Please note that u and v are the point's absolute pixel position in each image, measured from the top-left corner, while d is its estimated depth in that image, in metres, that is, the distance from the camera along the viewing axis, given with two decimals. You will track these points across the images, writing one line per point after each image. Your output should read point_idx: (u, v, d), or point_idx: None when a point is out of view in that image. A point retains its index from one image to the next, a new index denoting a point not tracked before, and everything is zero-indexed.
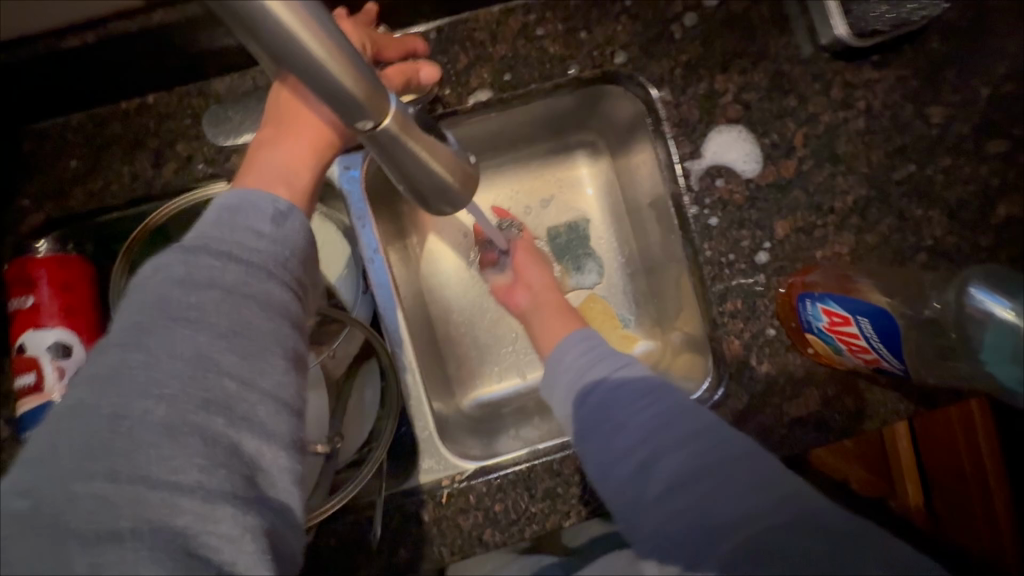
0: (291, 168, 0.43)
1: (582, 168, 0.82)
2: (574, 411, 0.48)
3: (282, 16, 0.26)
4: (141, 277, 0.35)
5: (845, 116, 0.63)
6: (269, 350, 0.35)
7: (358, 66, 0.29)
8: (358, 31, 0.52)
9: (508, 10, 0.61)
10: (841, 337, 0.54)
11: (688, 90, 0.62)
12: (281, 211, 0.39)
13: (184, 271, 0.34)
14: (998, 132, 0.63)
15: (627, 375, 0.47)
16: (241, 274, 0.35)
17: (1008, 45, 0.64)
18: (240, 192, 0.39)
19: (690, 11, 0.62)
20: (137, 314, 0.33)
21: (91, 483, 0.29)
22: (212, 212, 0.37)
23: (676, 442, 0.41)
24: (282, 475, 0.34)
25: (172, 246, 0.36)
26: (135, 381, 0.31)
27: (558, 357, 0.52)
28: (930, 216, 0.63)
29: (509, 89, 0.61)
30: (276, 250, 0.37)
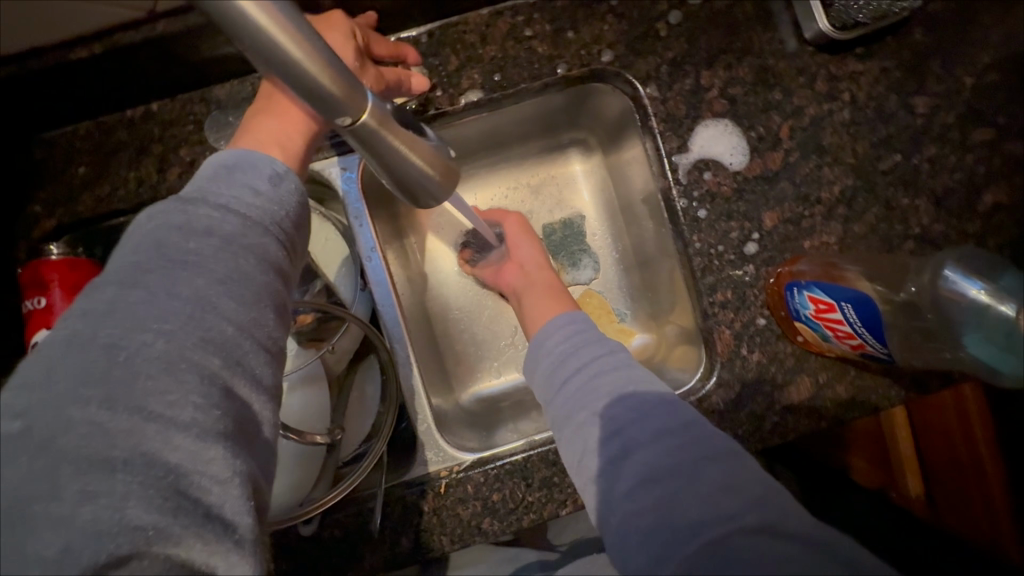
0: (286, 131, 0.46)
1: (575, 166, 0.84)
2: (555, 398, 0.48)
3: (257, 19, 0.28)
4: (139, 223, 0.36)
5: (829, 108, 0.64)
6: (265, 301, 0.37)
7: (333, 65, 0.31)
8: (351, 23, 0.55)
9: (497, 12, 0.63)
10: (828, 325, 0.55)
11: (674, 86, 0.64)
12: (278, 173, 0.41)
13: (183, 220, 0.36)
14: (983, 120, 0.64)
15: (608, 368, 0.47)
16: (239, 226, 0.37)
17: (991, 34, 0.65)
18: (238, 152, 0.41)
19: (675, 9, 0.64)
20: (136, 255, 0.35)
21: (87, 409, 0.30)
22: (211, 168, 0.39)
23: (648, 436, 0.41)
24: (268, 425, 0.37)
25: (170, 197, 0.37)
26: (134, 315, 0.33)
27: (543, 342, 0.53)
28: (917, 205, 0.64)
29: (499, 89, 0.63)
30: (272, 208, 0.39)
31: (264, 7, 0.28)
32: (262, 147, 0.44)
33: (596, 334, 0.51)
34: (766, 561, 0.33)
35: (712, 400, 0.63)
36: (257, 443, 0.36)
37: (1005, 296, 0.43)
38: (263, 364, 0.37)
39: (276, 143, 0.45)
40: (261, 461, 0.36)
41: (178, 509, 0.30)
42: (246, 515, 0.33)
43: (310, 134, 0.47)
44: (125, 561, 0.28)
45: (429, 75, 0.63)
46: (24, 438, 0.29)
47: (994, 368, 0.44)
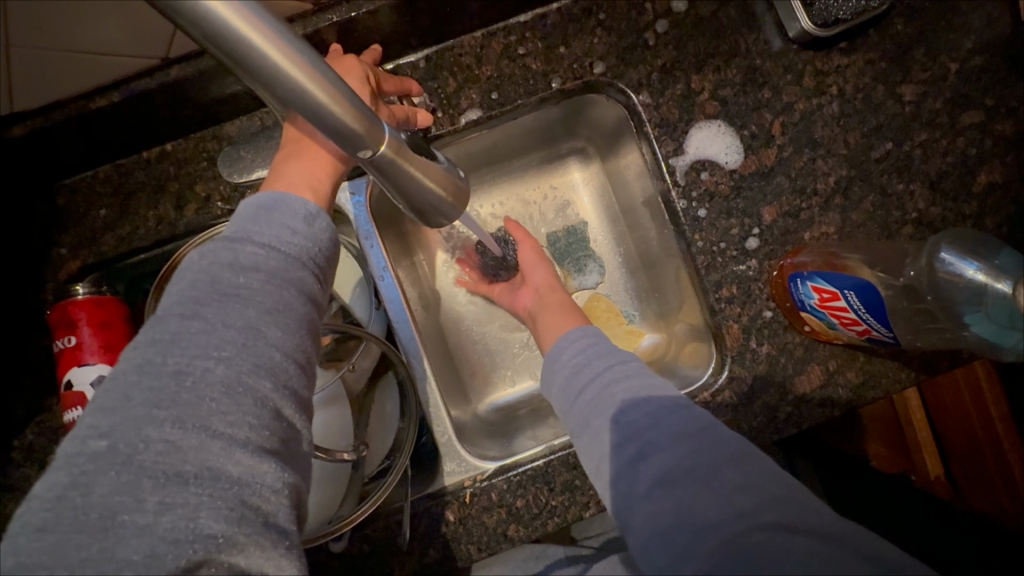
0: (314, 174, 0.48)
1: (575, 174, 0.86)
2: (571, 407, 0.50)
3: (297, 78, 0.30)
4: (190, 261, 0.39)
5: (818, 103, 0.66)
6: (304, 329, 0.39)
7: (353, 104, 0.34)
8: (361, 65, 0.57)
9: (490, 33, 0.65)
10: (835, 314, 0.56)
11: (666, 92, 0.66)
12: (311, 213, 0.43)
13: (232, 257, 0.38)
14: (972, 104, 0.66)
15: (622, 376, 0.48)
16: (281, 262, 0.39)
17: (971, 20, 0.66)
18: (274, 193, 0.43)
19: (661, 17, 0.66)
20: (191, 290, 0.37)
21: (161, 428, 0.32)
22: (252, 208, 0.41)
23: (664, 440, 0.42)
24: (307, 439, 0.38)
25: (216, 237, 0.40)
26: (196, 343, 0.35)
27: (557, 354, 0.55)
28: (912, 189, 0.65)
29: (497, 106, 0.65)
30: (308, 245, 0.41)
31: (300, 65, 0.30)
32: (294, 189, 0.46)
33: (610, 345, 0.53)
34: (783, 556, 0.34)
35: (725, 394, 0.65)
36: (300, 456, 0.37)
37: (1001, 272, 0.44)
38: (304, 381, 0.38)
39: (307, 186, 0.47)
40: (303, 472, 0.38)
41: (241, 519, 0.32)
42: (293, 522, 0.35)
43: (335, 176, 0.49)
44: (197, 568, 0.30)
45: (430, 97, 0.65)
46: (105, 457, 0.31)
47: (999, 343, 0.45)
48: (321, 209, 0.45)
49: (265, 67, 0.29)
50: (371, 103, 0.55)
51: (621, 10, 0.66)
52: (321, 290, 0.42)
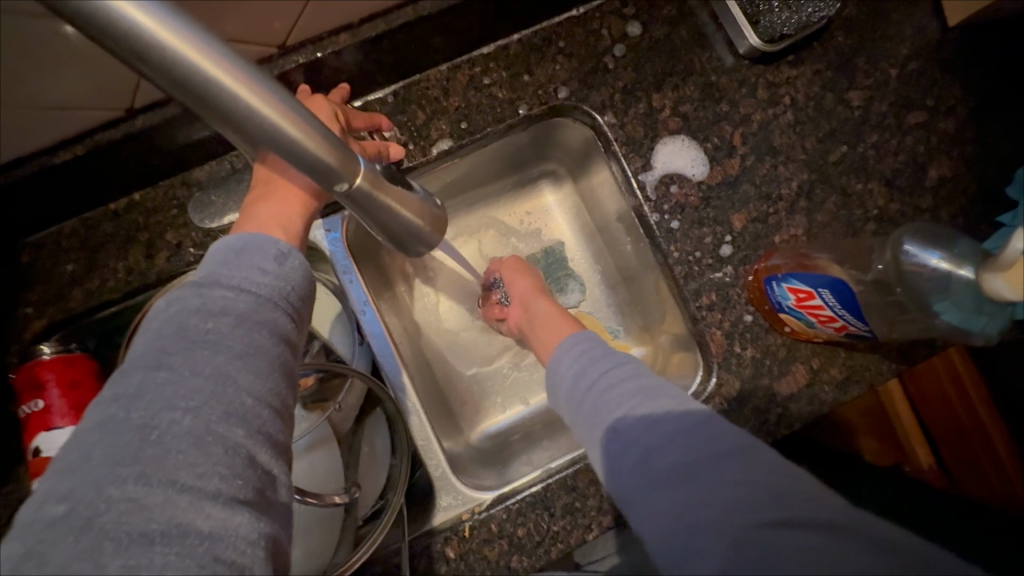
0: (284, 215, 0.47)
1: (548, 196, 0.87)
2: (574, 416, 0.50)
3: (270, 119, 0.30)
4: (157, 310, 0.38)
5: (774, 113, 0.69)
6: (277, 372, 0.38)
7: (329, 141, 0.34)
8: (329, 105, 0.58)
9: (454, 66, 0.67)
10: (812, 312, 0.58)
11: (630, 111, 0.68)
12: (282, 251, 0.43)
13: (201, 302, 0.37)
14: (914, 105, 0.71)
15: (618, 379, 0.48)
16: (251, 303, 0.39)
17: (904, 29, 0.71)
18: (243, 236, 0.42)
19: (618, 42, 0.68)
20: (158, 340, 0.36)
21: (124, 486, 0.30)
22: (221, 252, 0.41)
23: (666, 439, 0.42)
24: (284, 485, 0.37)
25: (185, 283, 0.39)
26: (162, 395, 0.33)
27: (555, 364, 0.54)
28: (871, 188, 0.69)
29: (467, 135, 0.66)
30: (280, 285, 0.41)
31: (272, 105, 0.30)
32: (264, 230, 0.45)
33: (603, 348, 0.53)
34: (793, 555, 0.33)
35: (715, 401, 0.65)
36: (278, 504, 0.36)
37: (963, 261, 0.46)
38: (279, 426, 0.37)
39: (277, 226, 0.46)
40: (282, 521, 0.36)
41: None
42: None
43: (307, 215, 0.49)
44: None
45: (401, 131, 0.66)
46: (67, 521, 0.29)
47: (969, 328, 0.47)
48: (292, 247, 0.44)
49: (240, 109, 0.29)
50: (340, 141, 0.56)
51: (578, 36, 0.68)
52: (298, 330, 0.41)
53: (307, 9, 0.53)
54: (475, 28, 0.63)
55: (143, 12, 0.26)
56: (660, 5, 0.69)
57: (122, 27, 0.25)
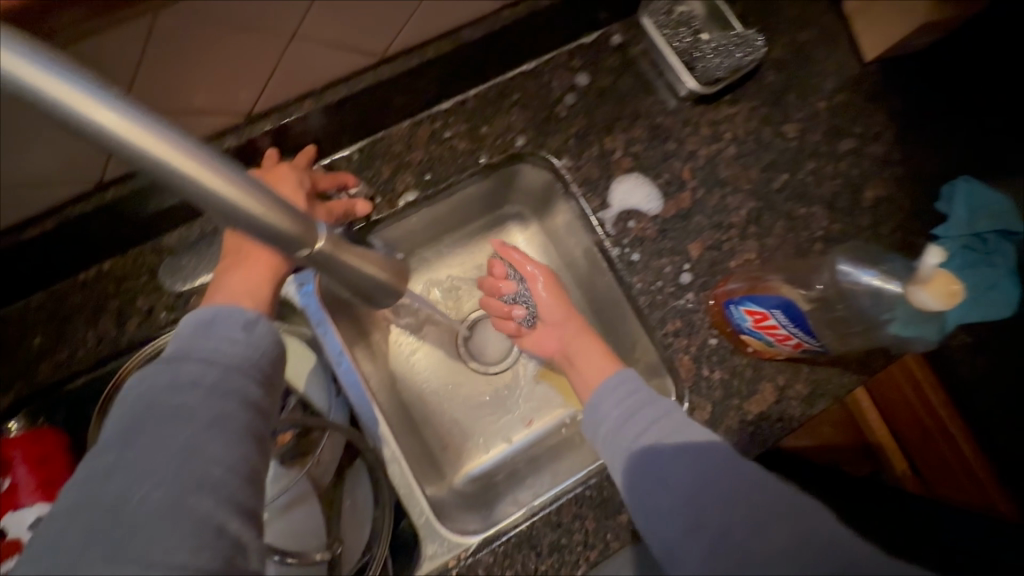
0: (252, 282, 0.49)
1: (517, 234, 0.88)
2: (617, 457, 0.51)
3: (233, 198, 0.32)
4: (129, 387, 0.38)
5: (718, 149, 0.74)
6: (247, 438, 0.38)
7: (287, 215, 0.36)
8: (296, 173, 0.61)
9: (415, 122, 0.70)
10: (770, 335, 0.61)
11: (584, 154, 0.72)
12: (250, 319, 0.44)
13: (171, 378, 0.38)
14: (844, 133, 0.77)
15: (669, 431, 0.50)
16: (222, 375, 0.39)
17: (827, 66, 0.78)
18: (212, 308, 0.43)
19: (568, 91, 0.73)
20: (128, 417, 0.36)
21: (91, 568, 0.31)
22: (191, 326, 0.42)
23: (721, 496, 0.44)
24: (256, 552, 0.37)
25: (156, 359, 0.40)
26: (133, 471, 0.34)
27: (597, 407, 0.55)
28: (814, 211, 0.74)
29: (432, 186, 0.69)
30: (250, 353, 0.41)
31: (235, 185, 0.32)
32: (231, 300, 0.46)
33: (648, 393, 0.54)
34: None
35: None
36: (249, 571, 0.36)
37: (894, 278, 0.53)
38: (249, 491, 0.37)
39: (247, 294, 0.48)
40: None
41: None
42: None
43: (277, 279, 0.50)
44: None
45: (366, 185, 0.68)
46: None
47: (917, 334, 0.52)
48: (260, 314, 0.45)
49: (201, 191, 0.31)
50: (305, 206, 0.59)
51: (532, 88, 0.72)
52: (270, 392, 0.42)
53: (270, 83, 0.56)
54: (432, 87, 0.67)
55: (112, 114, 0.27)
56: (604, 56, 0.74)
57: (89, 129, 0.27)
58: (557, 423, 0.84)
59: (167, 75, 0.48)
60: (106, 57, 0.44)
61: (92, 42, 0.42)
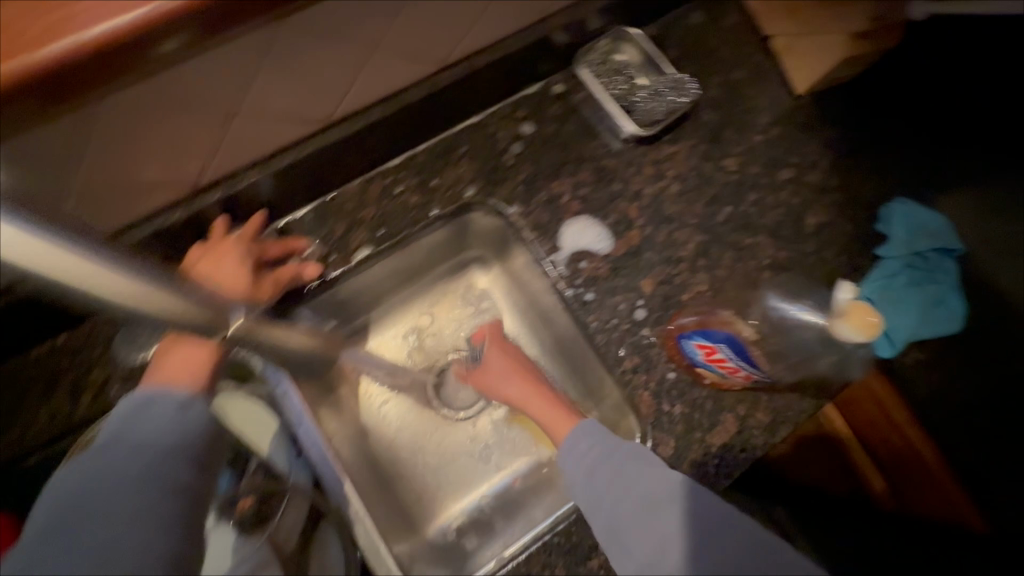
0: (188, 360, 0.53)
1: (480, 281, 0.89)
2: (599, 514, 0.52)
3: (160, 305, 0.41)
4: (61, 478, 0.42)
5: (662, 187, 0.77)
6: (168, 523, 0.40)
7: (189, 305, 0.46)
8: (240, 247, 0.63)
9: (366, 181, 0.72)
10: (721, 369, 0.66)
11: (533, 199, 0.74)
12: (183, 402, 0.46)
13: (98, 467, 0.41)
14: (782, 164, 0.80)
15: (650, 482, 0.51)
16: (147, 460, 0.42)
17: (760, 102, 0.82)
18: (146, 393, 0.47)
19: (514, 141, 0.75)
20: (54, 509, 0.39)
21: None
22: (125, 412, 0.45)
23: (710, 547, 0.47)
24: None
25: (89, 448, 0.43)
26: (48, 563, 0.36)
27: (565, 465, 0.56)
28: (759, 241, 0.77)
29: (384, 241, 0.71)
30: (179, 435, 0.44)
31: (162, 293, 0.42)
32: (170, 379, 0.51)
33: (619, 442, 0.55)
34: None
35: None
36: None
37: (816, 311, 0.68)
38: None
39: (182, 374, 0.52)
40: None
41: None
42: None
43: (215, 356, 0.54)
44: None
45: (320, 244, 0.70)
46: None
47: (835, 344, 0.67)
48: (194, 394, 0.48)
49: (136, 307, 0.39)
50: (250, 283, 0.62)
51: (478, 140, 0.75)
52: (203, 472, 0.44)
53: (215, 157, 0.57)
54: (380, 146, 0.69)
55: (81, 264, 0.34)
56: (547, 105, 0.77)
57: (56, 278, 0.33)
58: (531, 466, 0.82)
59: (107, 158, 0.49)
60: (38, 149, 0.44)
61: (22, 138, 0.42)
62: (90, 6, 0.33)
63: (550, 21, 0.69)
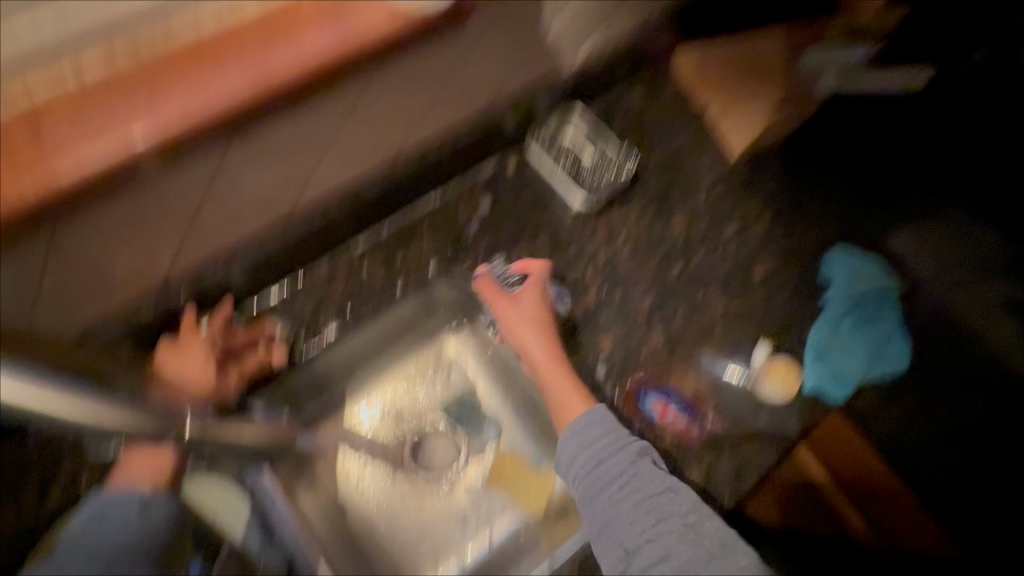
0: (146, 468, 0.56)
1: (451, 344, 0.84)
2: (593, 493, 0.59)
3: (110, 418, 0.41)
4: (39, 563, 0.52)
5: (615, 250, 0.82)
6: None
7: (147, 415, 0.45)
8: (204, 342, 0.64)
9: (335, 258, 0.77)
10: (670, 425, 0.73)
11: (493, 269, 0.80)
12: (145, 503, 0.55)
13: (67, 563, 0.51)
14: (726, 220, 0.86)
15: (647, 473, 0.59)
16: (106, 559, 0.52)
17: (703, 163, 0.88)
18: (111, 496, 0.55)
19: (474, 215, 0.81)
20: None
21: None
22: (92, 511, 0.54)
23: (687, 539, 0.55)
24: None
25: (63, 540, 0.53)
26: None
27: (568, 449, 0.63)
28: (711, 293, 0.81)
29: (352, 315, 0.76)
30: (134, 538, 0.53)
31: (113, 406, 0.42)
32: (129, 477, 0.56)
33: (621, 434, 0.63)
34: None
35: None
36: None
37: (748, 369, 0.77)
38: None
39: (147, 475, 0.56)
40: None
41: None
42: None
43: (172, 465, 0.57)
44: None
45: (289, 325, 0.74)
46: None
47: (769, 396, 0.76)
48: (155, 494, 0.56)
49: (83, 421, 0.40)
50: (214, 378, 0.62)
51: (440, 216, 0.80)
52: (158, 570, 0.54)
53: (181, 251, 0.62)
54: (347, 229, 0.74)
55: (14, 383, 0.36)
56: (503, 181, 0.83)
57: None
58: (512, 530, 0.80)
59: None
60: None
61: None
62: None
63: (498, 110, 0.75)
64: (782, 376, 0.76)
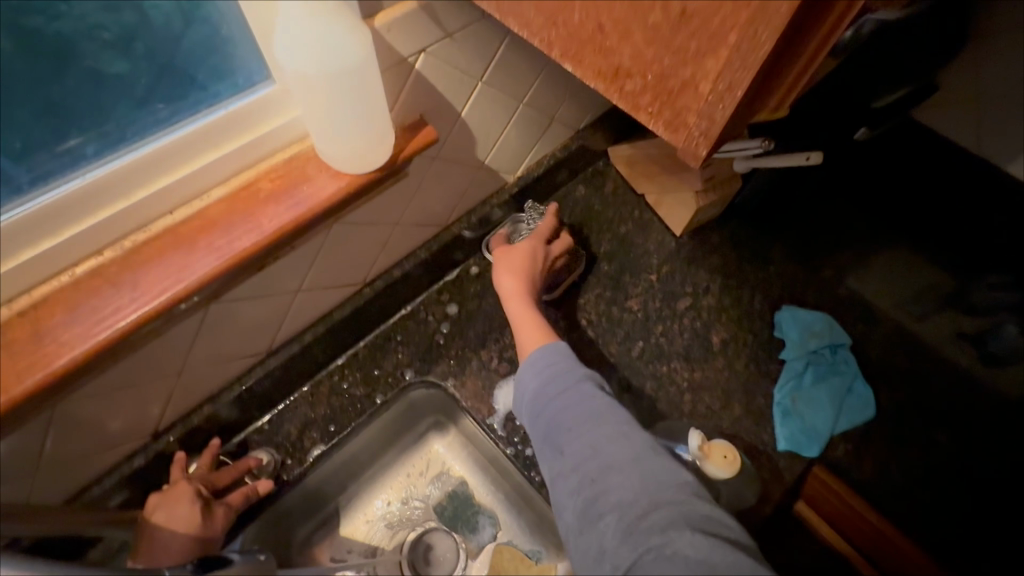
0: None
1: (437, 444, 0.88)
2: (538, 409, 0.64)
3: None
4: None
5: (579, 335, 0.88)
6: None
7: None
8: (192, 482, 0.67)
9: (316, 380, 0.81)
10: None
11: (466, 370, 0.84)
12: None
13: None
14: (679, 294, 0.92)
15: (588, 393, 0.63)
16: None
17: (649, 246, 0.96)
18: None
19: (443, 321, 0.87)
20: None
21: None
22: None
23: (614, 446, 0.58)
24: None
25: None
26: None
27: (523, 377, 0.68)
28: (674, 366, 0.86)
29: (336, 434, 0.78)
30: None
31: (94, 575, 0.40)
32: None
33: (570, 363, 0.67)
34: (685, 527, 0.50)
35: None
36: None
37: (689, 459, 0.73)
38: None
39: None
40: None
41: None
42: None
43: None
44: None
45: (275, 451, 0.76)
46: None
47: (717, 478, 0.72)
48: None
49: None
50: (201, 515, 0.64)
51: (411, 327, 0.86)
52: None
53: (166, 408, 0.66)
54: (325, 353, 0.79)
55: None
56: (466, 285, 0.90)
57: None
58: None
59: (70, 433, 0.58)
60: (14, 445, 0.53)
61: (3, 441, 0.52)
62: (66, 346, 0.45)
63: (453, 226, 0.85)
64: (723, 456, 0.72)
